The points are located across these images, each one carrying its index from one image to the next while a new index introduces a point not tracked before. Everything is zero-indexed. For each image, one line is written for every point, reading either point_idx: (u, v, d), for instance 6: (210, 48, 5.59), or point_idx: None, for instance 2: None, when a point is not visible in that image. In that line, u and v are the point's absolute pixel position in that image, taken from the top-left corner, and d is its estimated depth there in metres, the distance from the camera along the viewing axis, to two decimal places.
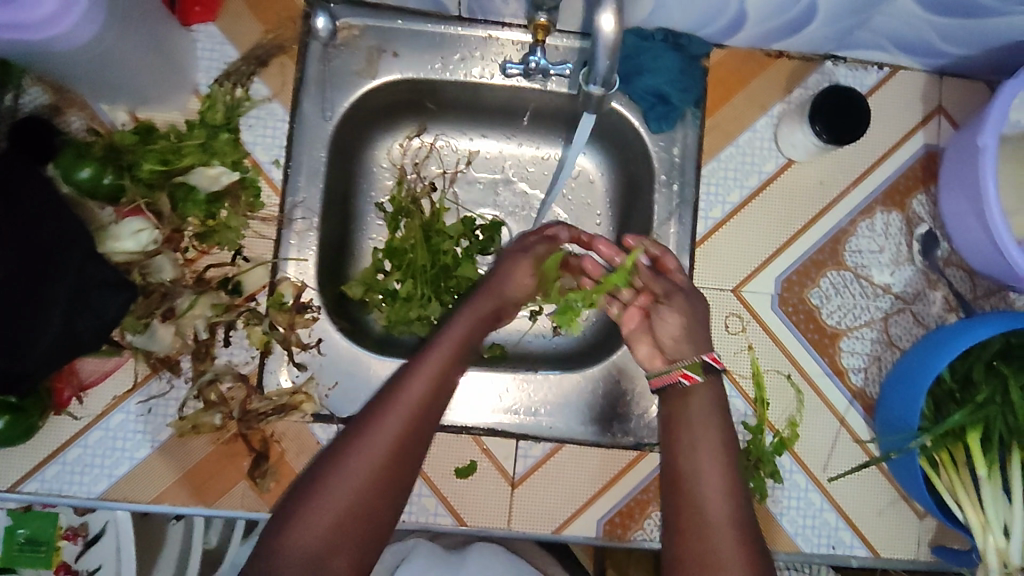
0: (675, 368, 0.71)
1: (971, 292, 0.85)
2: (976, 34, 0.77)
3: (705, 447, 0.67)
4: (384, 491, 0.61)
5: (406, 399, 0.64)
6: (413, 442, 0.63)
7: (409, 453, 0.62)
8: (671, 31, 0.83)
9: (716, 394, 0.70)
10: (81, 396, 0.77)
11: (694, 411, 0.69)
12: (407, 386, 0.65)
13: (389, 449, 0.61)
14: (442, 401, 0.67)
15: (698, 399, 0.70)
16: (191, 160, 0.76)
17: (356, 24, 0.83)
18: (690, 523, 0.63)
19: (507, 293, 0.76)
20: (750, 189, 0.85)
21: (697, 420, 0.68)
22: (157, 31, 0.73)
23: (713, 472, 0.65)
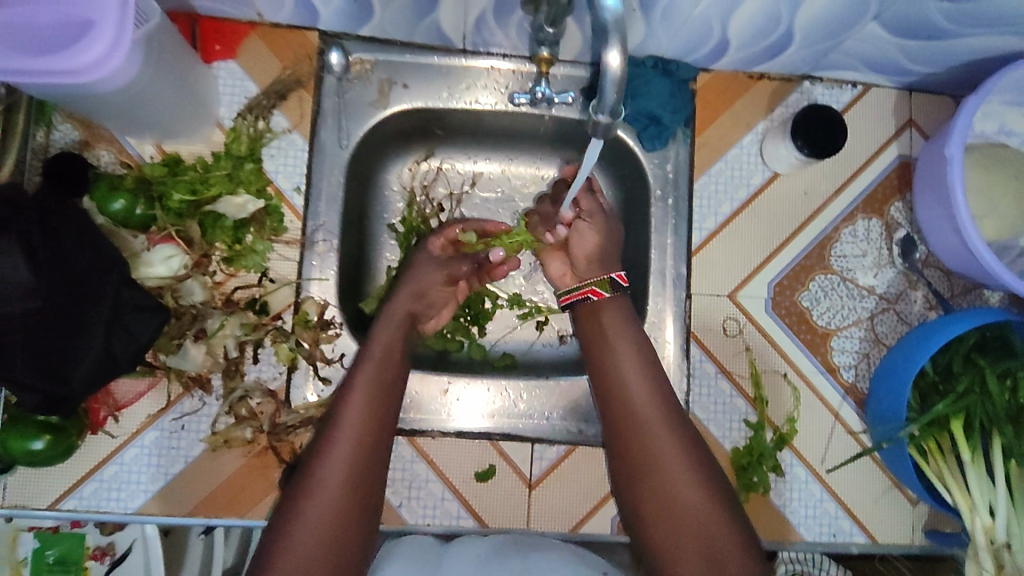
0: (587, 286, 0.84)
1: (948, 290, 0.92)
2: (941, 54, 0.84)
3: (640, 403, 0.77)
4: (368, 457, 0.71)
5: (364, 380, 0.74)
6: (381, 416, 0.73)
7: (380, 424, 0.73)
8: (660, 58, 0.89)
9: (623, 308, 0.83)
10: (116, 415, 0.80)
11: (618, 360, 0.79)
12: (363, 368, 0.75)
13: (367, 419, 0.72)
14: (395, 374, 0.77)
15: (613, 351, 0.80)
16: (218, 189, 0.81)
17: (367, 58, 0.88)
18: (642, 464, 0.75)
19: (421, 290, 0.84)
20: (740, 201, 0.91)
21: (622, 375, 0.79)
22: (181, 70, 0.78)
23: (655, 422, 0.76)
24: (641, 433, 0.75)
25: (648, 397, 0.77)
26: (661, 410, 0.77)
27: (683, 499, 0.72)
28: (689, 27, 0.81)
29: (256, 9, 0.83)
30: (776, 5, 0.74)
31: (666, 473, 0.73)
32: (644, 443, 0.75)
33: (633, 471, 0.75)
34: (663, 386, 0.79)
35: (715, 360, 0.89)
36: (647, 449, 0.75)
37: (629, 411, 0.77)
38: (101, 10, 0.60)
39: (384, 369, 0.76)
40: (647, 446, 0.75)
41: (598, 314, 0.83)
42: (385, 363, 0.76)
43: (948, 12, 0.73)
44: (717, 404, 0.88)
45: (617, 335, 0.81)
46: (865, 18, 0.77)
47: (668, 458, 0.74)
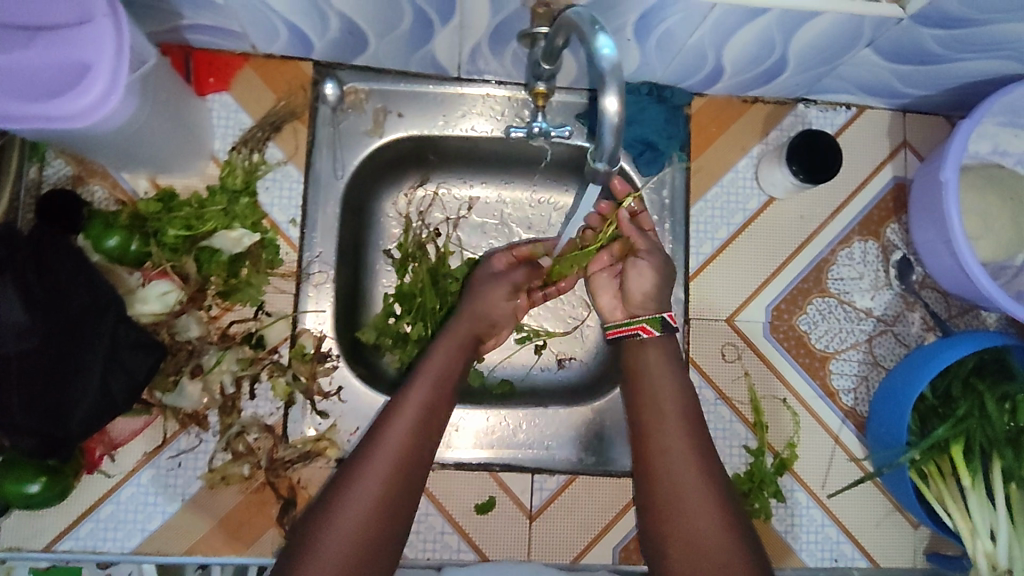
0: (637, 323, 0.81)
1: (945, 311, 0.92)
2: (934, 78, 0.84)
3: (668, 429, 0.74)
4: (388, 508, 0.65)
5: (402, 423, 0.69)
6: (412, 463, 0.68)
7: (410, 472, 0.68)
8: (655, 84, 0.89)
9: (672, 347, 0.80)
10: (112, 454, 0.80)
11: (656, 388, 0.77)
12: (403, 410, 0.70)
13: (398, 455, 0.67)
14: (438, 419, 0.72)
15: (652, 379, 0.78)
16: (214, 224, 0.80)
17: (361, 88, 0.88)
18: (668, 497, 0.70)
19: (486, 313, 0.84)
20: (737, 226, 0.91)
21: (659, 400, 0.76)
22: (174, 105, 0.78)
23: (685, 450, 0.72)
24: (670, 463, 0.72)
25: (679, 427, 0.74)
26: (691, 442, 0.73)
27: (709, 539, 0.67)
28: (684, 55, 0.80)
29: (250, 41, 0.83)
30: (771, 34, 0.74)
31: (692, 509, 0.69)
32: (672, 474, 0.71)
33: (657, 504, 0.71)
34: (693, 417, 0.75)
35: (714, 386, 0.89)
36: (676, 481, 0.71)
37: (659, 440, 0.73)
38: (98, 53, 0.60)
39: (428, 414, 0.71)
40: (676, 476, 0.71)
41: (643, 347, 0.80)
42: (428, 406, 0.72)
43: (943, 39, 0.73)
44: (717, 430, 0.88)
45: (658, 364, 0.78)
46: (859, 45, 0.77)
47: (697, 493, 0.70)
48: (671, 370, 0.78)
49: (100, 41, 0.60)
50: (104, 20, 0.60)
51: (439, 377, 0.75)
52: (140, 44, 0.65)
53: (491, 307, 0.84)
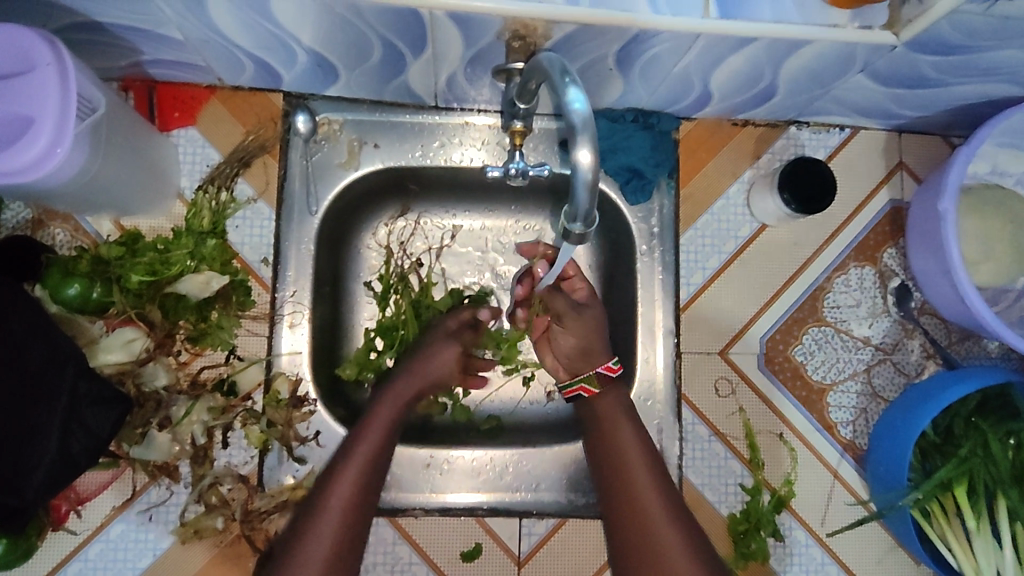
0: (578, 382, 0.80)
1: (945, 338, 0.89)
2: (930, 100, 0.81)
3: (640, 482, 0.71)
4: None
5: (338, 491, 0.66)
6: (352, 532, 0.65)
7: (350, 543, 0.65)
8: (640, 110, 0.85)
9: (621, 399, 0.78)
10: (79, 510, 0.76)
11: (621, 439, 0.74)
12: (342, 477, 0.67)
13: (337, 523, 0.64)
14: (381, 475, 0.69)
15: (615, 431, 0.75)
16: (180, 268, 0.76)
17: (334, 119, 0.84)
18: (642, 555, 0.67)
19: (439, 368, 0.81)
20: (729, 254, 0.88)
21: (625, 453, 0.73)
22: (134, 145, 0.75)
23: (657, 504, 0.69)
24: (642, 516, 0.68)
25: (649, 480, 0.71)
26: (662, 496, 0.70)
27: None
28: (669, 82, 0.77)
29: (215, 74, 0.79)
30: (759, 61, 0.70)
31: (669, 570, 0.65)
32: (645, 528, 0.68)
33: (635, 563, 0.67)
34: (660, 468, 0.72)
35: (707, 422, 0.85)
36: (650, 534, 0.67)
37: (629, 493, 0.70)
38: (41, 105, 0.56)
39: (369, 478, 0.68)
40: (648, 531, 0.68)
41: (606, 400, 0.78)
42: (368, 469, 0.68)
43: (938, 64, 0.70)
44: (712, 468, 0.85)
45: (622, 416, 0.76)
46: (852, 70, 0.73)
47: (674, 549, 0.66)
48: (629, 422, 0.76)
49: (43, 92, 0.56)
50: (47, 70, 0.56)
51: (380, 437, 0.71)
52: (88, 90, 0.61)
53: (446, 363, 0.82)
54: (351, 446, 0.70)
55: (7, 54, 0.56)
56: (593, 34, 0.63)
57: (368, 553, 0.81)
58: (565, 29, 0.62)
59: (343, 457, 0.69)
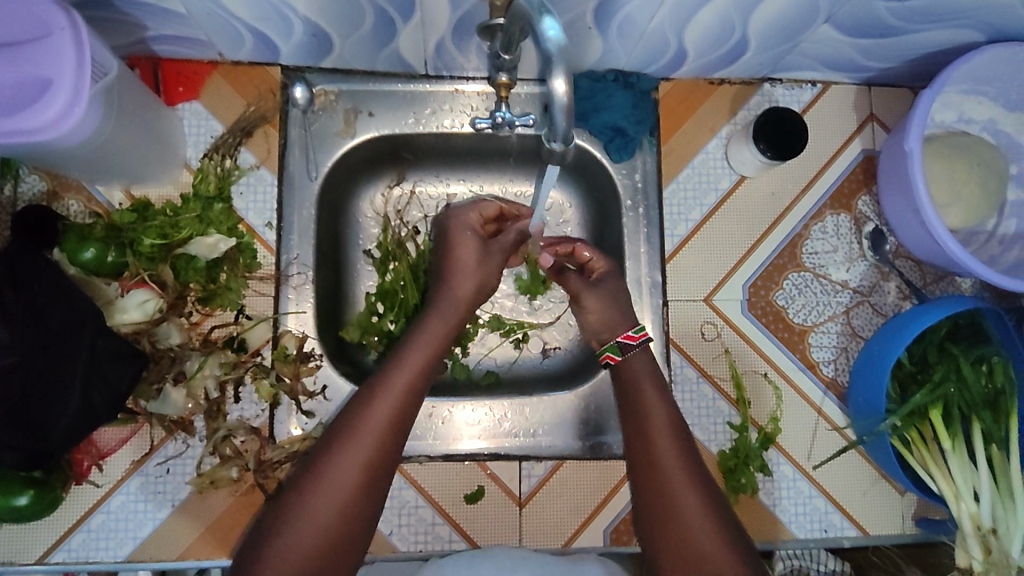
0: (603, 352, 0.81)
1: (920, 279, 0.93)
2: (893, 50, 0.85)
3: (660, 434, 0.73)
4: (352, 509, 0.64)
5: (373, 418, 0.67)
6: (381, 462, 0.66)
7: (378, 471, 0.66)
8: (620, 71, 0.90)
9: (648, 361, 0.80)
10: (100, 464, 0.80)
11: (645, 395, 0.76)
12: (375, 405, 0.68)
13: (371, 447, 0.66)
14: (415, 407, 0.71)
15: (641, 388, 0.77)
16: (189, 232, 0.81)
17: (330, 89, 0.89)
18: (659, 504, 0.70)
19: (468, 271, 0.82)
20: (710, 206, 0.92)
21: (650, 410, 0.75)
22: (142, 116, 0.79)
23: (676, 454, 0.72)
24: (659, 470, 0.71)
25: (670, 438, 0.73)
26: (684, 452, 0.72)
27: (699, 547, 0.67)
28: (645, 40, 0.81)
29: (216, 49, 0.84)
30: (728, 14, 0.75)
31: (685, 515, 0.68)
32: (661, 480, 0.70)
33: (650, 510, 0.70)
34: (683, 428, 0.74)
35: (695, 364, 0.90)
36: (667, 487, 0.70)
37: (648, 447, 0.73)
38: (59, 68, 0.61)
39: (402, 411, 0.69)
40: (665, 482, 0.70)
41: (633, 362, 0.79)
42: (402, 401, 0.69)
43: (897, 11, 0.74)
44: (701, 408, 0.89)
45: (647, 375, 0.78)
46: (817, 21, 0.78)
47: (688, 502, 0.69)
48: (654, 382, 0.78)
49: (60, 55, 0.61)
50: (63, 34, 0.61)
51: (416, 372, 0.72)
52: (100, 55, 0.66)
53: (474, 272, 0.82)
54: (389, 373, 0.71)
55: (24, 21, 0.60)
56: None
57: None
58: None
59: (376, 387, 0.70)
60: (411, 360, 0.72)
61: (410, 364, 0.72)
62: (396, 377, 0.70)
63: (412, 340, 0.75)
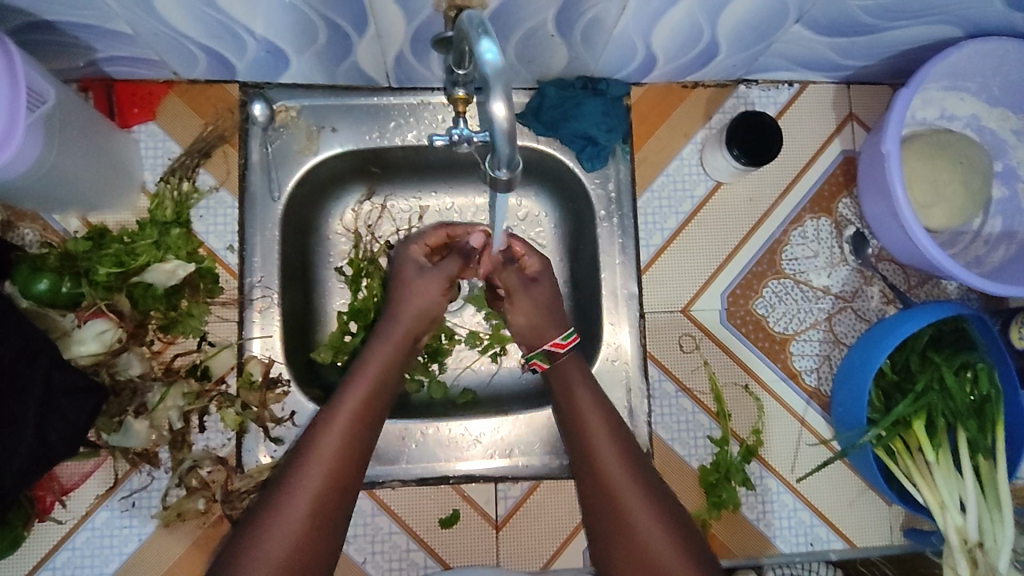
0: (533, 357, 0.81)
1: (904, 283, 0.90)
2: (868, 48, 0.82)
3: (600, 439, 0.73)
4: (308, 546, 0.63)
5: (328, 442, 0.66)
6: (334, 496, 0.65)
7: (331, 505, 0.64)
8: (588, 78, 0.87)
9: (580, 366, 0.79)
10: (63, 500, 0.78)
11: (580, 406, 0.75)
12: (329, 430, 0.67)
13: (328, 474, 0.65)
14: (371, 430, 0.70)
15: (575, 400, 0.76)
16: (147, 258, 0.79)
17: (290, 105, 0.86)
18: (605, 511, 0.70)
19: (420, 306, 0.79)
20: (686, 214, 0.90)
21: (586, 422, 0.74)
22: (93, 140, 0.76)
23: (616, 458, 0.72)
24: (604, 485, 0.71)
25: (612, 449, 0.72)
26: (623, 453, 0.72)
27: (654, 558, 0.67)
28: (611, 46, 0.79)
29: (170, 68, 0.81)
30: (695, 17, 0.72)
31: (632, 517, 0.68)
32: (608, 494, 0.70)
33: (601, 526, 0.70)
34: (621, 429, 0.74)
35: (674, 378, 0.87)
36: (614, 503, 0.70)
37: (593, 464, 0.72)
38: None
39: (352, 442, 0.67)
40: (612, 497, 0.70)
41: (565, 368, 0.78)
42: (354, 424, 0.68)
43: (869, 9, 0.72)
44: (681, 423, 0.86)
45: (580, 379, 0.78)
46: (788, 21, 0.75)
47: (636, 505, 0.69)
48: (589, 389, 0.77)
49: None
50: None
51: (364, 401, 0.70)
52: (37, 83, 0.63)
53: (422, 297, 0.79)
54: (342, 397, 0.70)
55: None
56: None
57: (349, 526, 0.82)
58: None
59: (324, 420, 0.68)
60: (359, 388, 0.71)
61: (362, 387, 0.71)
62: (344, 408, 0.69)
63: (358, 368, 0.73)
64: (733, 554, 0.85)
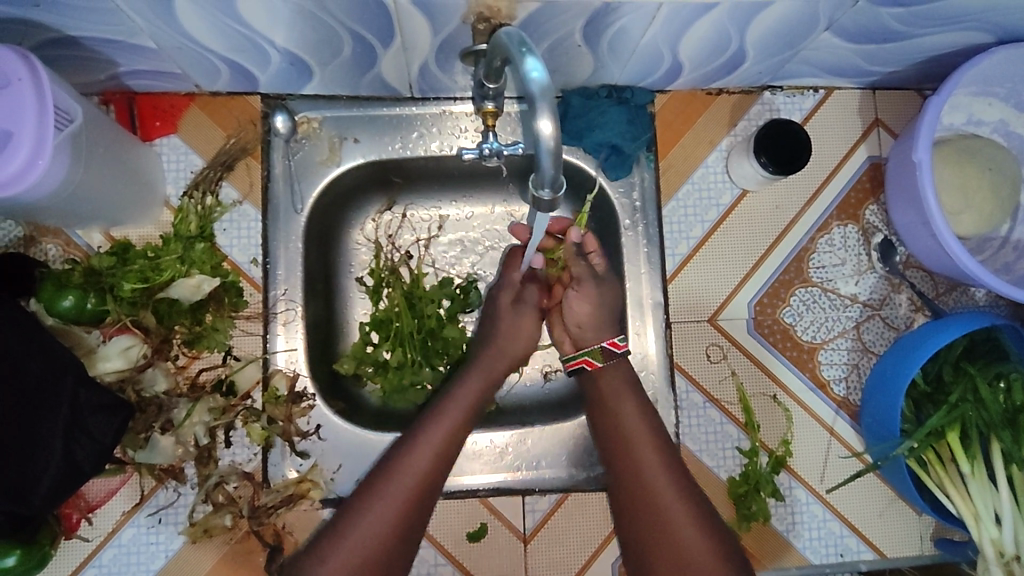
0: (580, 356, 0.82)
1: (933, 290, 0.89)
2: (897, 54, 0.81)
3: (635, 443, 0.74)
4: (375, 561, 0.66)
5: (412, 468, 0.70)
6: (414, 513, 0.68)
7: (406, 524, 0.68)
8: (613, 86, 0.86)
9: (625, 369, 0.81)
10: (89, 517, 0.78)
11: (619, 404, 0.77)
12: (416, 455, 0.71)
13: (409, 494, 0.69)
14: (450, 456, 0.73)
15: (617, 400, 0.78)
16: (171, 274, 0.77)
17: (312, 117, 0.85)
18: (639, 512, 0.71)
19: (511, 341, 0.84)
20: (711, 222, 0.89)
21: (626, 423, 0.76)
22: (118, 156, 0.76)
23: (651, 461, 0.73)
24: (645, 485, 0.72)
25: (651, 450, 0.74)
26: (660, 455, 0.74)
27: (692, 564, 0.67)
28: (638, 55, 0.78)
29: (193, 81, 0.81)
30: (725, 26, 0.71)
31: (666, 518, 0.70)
32: (649, 496, 0.71)
33: (638, 528, 0.71)
34: (659, 429, 0.76)
35: (701, 389, 0.86)
36: (654, 504, 0.71)
37: (633, 466, 0.73)
38: (18, 119, 0.58)
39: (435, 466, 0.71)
40: (653, 499, 0.71)
41: (610, 373, 0.80)
42: (439, 451, 0.72)
43: (902, 16, 0.71)
44: (709, 433, 0.86)
45: (620, 382, 0.79)
46: (818, 29, 0.74)
47: (669, 506, 0.70)
48: (631, 391, 0.78)
49: (20, 106, 0.58)
50: (22, 85, 0.58)
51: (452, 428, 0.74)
52: (63, 101, 0.63)
53: (514, 336, 0.84)
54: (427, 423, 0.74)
55: None
56: (557, 10, 0.64)
57: None
58: (530, 8, 0.63)
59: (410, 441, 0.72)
60: (444, 419, 0.75)
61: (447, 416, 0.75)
62: (431, 433, 0.73)
63: (447, 397, 0.78)
64: (762, 566, 0.84)
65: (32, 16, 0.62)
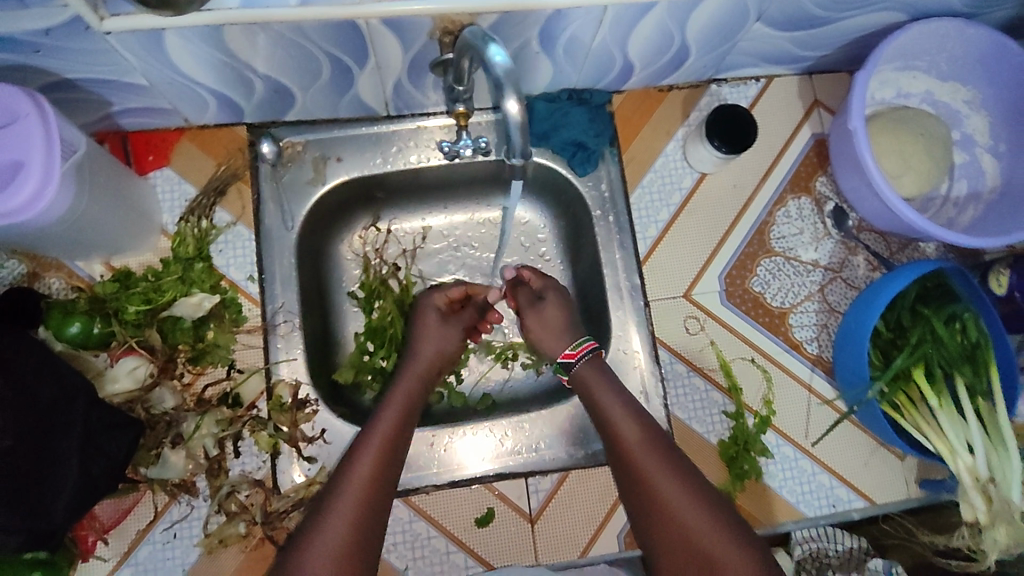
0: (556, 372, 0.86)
1: (887, 249, 0.96)
2: (823, 38, 0.90)
3: (619, 423, 0.76)
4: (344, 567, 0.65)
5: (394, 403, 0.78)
6: (401, 440, 0.75)
7: (381, 495, 0.70)
8: (573, 89, 0.93)
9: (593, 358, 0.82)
10: (105, 538, 0.80)
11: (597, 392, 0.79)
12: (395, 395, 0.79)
13: (395, 422, 0.76)
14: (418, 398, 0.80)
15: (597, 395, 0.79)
16: (173, 294, 0.83)
17: (295, 140, 0.91)
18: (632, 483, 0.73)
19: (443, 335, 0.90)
20: (676, 206, 0.96)
21: (610, 414, 0.77)
22: (115, 187, 0.80)
23: (635, 437, 0.74)
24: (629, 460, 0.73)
25: (639, 440, 0.74)
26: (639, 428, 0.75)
27: (682, 516, 0.69)
28: (591, 59, 0.85)
29: (182, 115, 0.86)
30: (666, 24, 0.78)
31: (655, 485, 0.71)
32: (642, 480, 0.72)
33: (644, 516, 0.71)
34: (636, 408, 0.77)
35: (685, 359, 0.92)
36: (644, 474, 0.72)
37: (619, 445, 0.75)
38: (28, 151, 0.63)
39: (385, 467, 0.72)
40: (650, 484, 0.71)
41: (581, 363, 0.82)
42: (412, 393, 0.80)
43: (822, 2, 0.79)
44: (696, 402, 0.90)
45: (595, 372, 0.81)
46: (751, 20, 0.81)
47: (658, 473, 0.71)
48: (608, 382, 0.80)
49: (27, 140, 0.63)
50: (29, 119, 0.63)
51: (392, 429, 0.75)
52: (67, 134, 0.68)
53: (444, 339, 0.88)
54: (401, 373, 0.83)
55: None
56: (514, 19, 0.71)
57: (388, 535, 0.85)
58: (489, 19, 0.70)
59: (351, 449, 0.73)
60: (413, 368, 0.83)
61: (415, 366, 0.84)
62: (371, 440, 0.73)
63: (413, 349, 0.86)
64: (760, 522, 0.87)
65: (33, 61, 0.67)
